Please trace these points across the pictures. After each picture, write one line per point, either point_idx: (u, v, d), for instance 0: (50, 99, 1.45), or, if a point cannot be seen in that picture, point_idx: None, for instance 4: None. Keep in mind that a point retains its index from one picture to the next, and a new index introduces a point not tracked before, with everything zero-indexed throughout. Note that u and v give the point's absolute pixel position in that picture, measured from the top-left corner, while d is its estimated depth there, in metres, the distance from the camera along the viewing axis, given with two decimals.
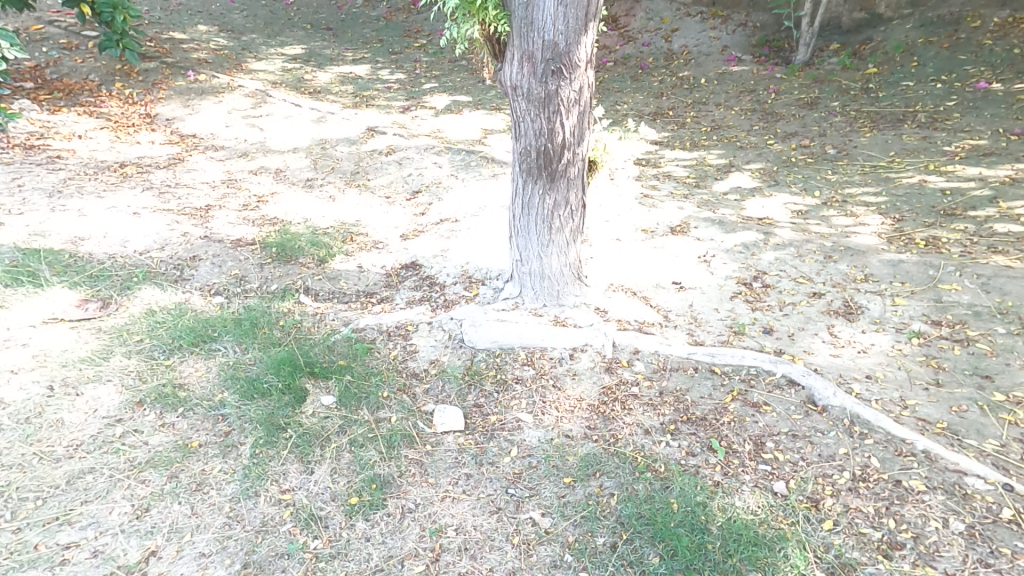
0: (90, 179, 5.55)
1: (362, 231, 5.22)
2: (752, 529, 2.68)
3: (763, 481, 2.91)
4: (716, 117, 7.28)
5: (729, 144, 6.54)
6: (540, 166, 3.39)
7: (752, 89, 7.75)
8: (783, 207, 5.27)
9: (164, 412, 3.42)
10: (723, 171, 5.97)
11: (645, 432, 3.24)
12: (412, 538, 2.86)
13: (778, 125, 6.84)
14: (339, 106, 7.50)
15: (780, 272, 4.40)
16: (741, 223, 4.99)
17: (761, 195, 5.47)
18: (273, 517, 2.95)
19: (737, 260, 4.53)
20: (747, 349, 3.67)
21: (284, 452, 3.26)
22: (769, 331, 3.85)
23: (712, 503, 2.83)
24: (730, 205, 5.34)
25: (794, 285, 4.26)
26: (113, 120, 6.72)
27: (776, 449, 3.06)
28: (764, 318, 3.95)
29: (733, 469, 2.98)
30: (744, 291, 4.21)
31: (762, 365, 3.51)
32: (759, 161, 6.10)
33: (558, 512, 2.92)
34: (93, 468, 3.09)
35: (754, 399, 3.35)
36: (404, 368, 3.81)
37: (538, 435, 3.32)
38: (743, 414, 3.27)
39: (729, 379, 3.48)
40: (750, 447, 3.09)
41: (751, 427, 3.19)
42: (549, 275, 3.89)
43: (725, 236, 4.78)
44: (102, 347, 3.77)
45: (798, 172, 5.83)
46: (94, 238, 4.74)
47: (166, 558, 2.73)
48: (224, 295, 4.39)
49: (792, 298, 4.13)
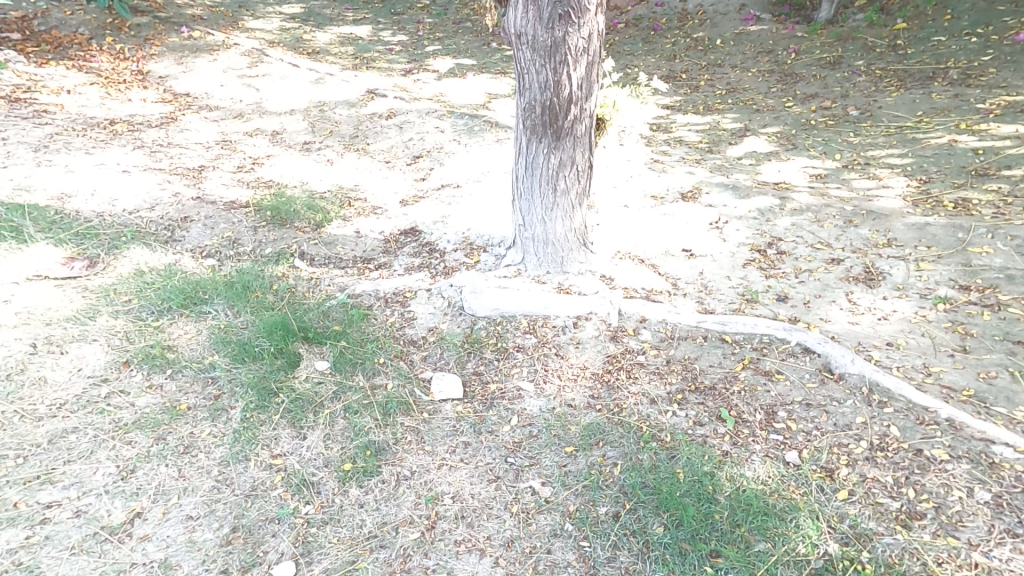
0: (78, 135, 5.36)
1: (360, 196, 5.06)
2: (762, 499, 2.57)
3: (774, 451, 2.80)
4: (732, 79, 7.05)
5: (744, 107, 6.33)
6: (545, 122, 3.22)
7: (771, 49, 7.50)
8: (801, 170, 5.09)
9: (151, 373, 3.31)
10: (738, 135, 5.77)
11: (651, 402, 3.12)
12: (407, 504, 2.77)
13: (796, 87, 6.61)
14: (338, 68, 7.26)
15: (797, 238, 4.24)
16: (756, 188, 4.83)
17: (778, 158, 5.29)
18: (264, 481, 2.85)
19: (751, 226, 4.37)
20: (759, 317, 3.54)
21: (276, 417, 3.15)
22: (784, 299, 3.71)
23: (720, 473, 2.71)
24: (744, 170, 5.16)
25: (810, 252, 4.11)
26: (103, 76, 6.51)
27: (788, 419, 2.94)
28: (779, 285, 3.82)
29: (743, 439, 2.87)
30: (758, 259, 4.06)
31: (776, 333, 3.38)
32: (776, 125, 5.90)
33: (559, 481, 2.81)
34: (77, 427, 2.98)
35: (766, 367, 3.23)
36: (402, 335, 3.68)
37: (539, 404, 3.21)
38: (755, 383, 3.15)
39: (740, 347, 3.36)
40: (761, 416, 2.97)
41: (763, 396, 3.07)
42: (553, 241, 3.73)
43: (738, 203, 4.62)
44: (89, 305, 3.64)
45: (817, 135, 5.63)
46: (82, 195, 4.58)
47: (151, 520, 2.63)
48: (216, 258, 4.26)
49: (809, 265, 3.99)
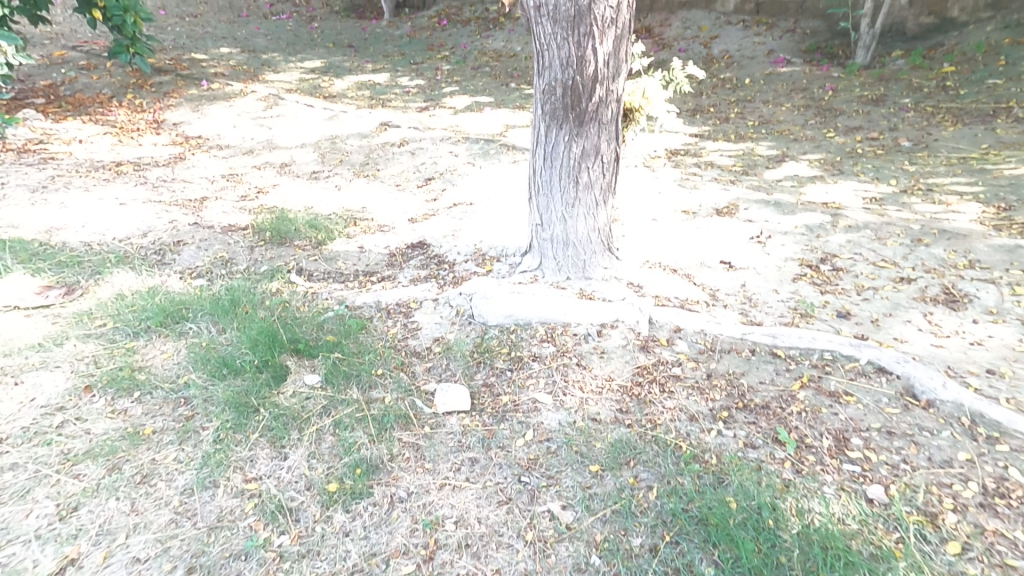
0: (81, 176, 5.27)
1: (367, 217, 4.82)
2: (842, 540, 2.00)
3: (852, 484, 2.25)
4: (765, 112, 6.91)
5: (780, 137, 6.13)
6: (567, 105, 2.99)
7: (805, 87, 7.42)
8: (853, 192, 4.75)
9: (116, 398, 2.90)
10: (775, 161, 5.51)
11: (691, 418, 2.61)
12: (400, 532, 2.26)
13: (837, 120, 6.42)
14: (354, 107, 7.35)
15: (854, 255, 3.84)
16: (802, 206, 4.50)
17: (824, 182, 4.97)
18: (232, 510, 2.37)
19: (799, 242, 3.99)
20: (819, 332, 3.06)
21: (253, 437, 2.69)
22: (844, 315, 3.26)
23: (784, 505, 2.15)
24: (786, 190, 4.83)
25: (873, 270, 3.69)
26: (118, 126, 6.57)
27: (865, 447, 2.40)
28: (838, 301, 3.37)
29: (807, 468, 2.32)
30: (810, 274, 3.64)
31: (840, 349, 2.90)
32: (818, 153, 5.63)
33: (582, 504, 2.28)
34: (16, 463, 2.55)
35: (831, 388, 2.72)
36: (404, 346, 3.24)
37: (560, 419, 2.70)
38: (817, 404, 2.63)
39: (796, 364, 2.87)
40: (830, 442, 2.44)
41: (830, 419, 2.55)
42: (574, 242, 3.40)
43: (782, 219, 4.28)
44: (58, 332, 3.30)
45: (867, 163, 5.33)
46: (72, 228, 4.38)
47: (88, 567, 2.16)
48: (206, 278, 3.95)
49: (872, 283, 3.56)
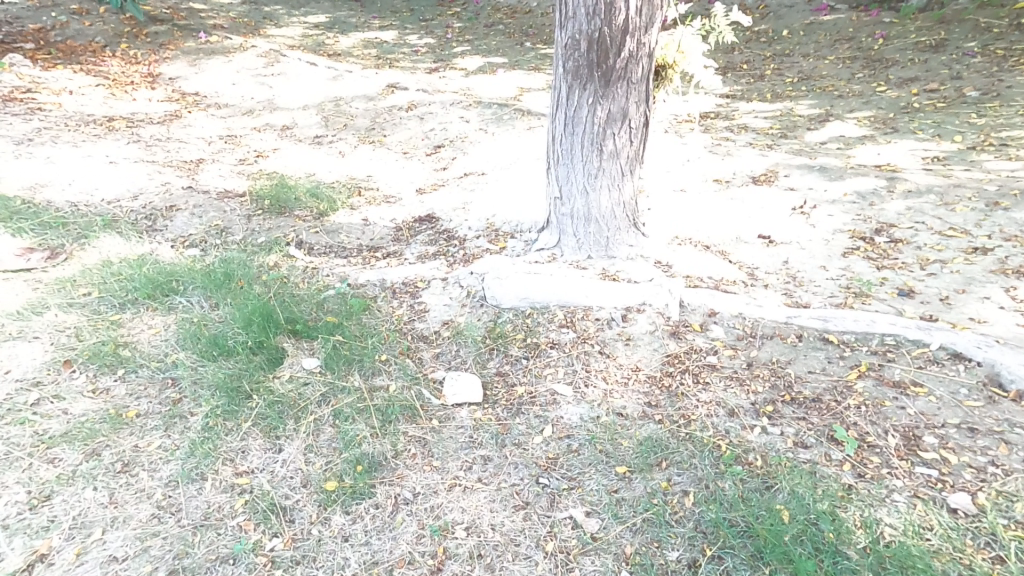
0: (69, 130, 5.02)
1: (372, 186, 4.56)
2: (923, 559, 1.76)
3: (926, 491, 2.00)
4: (805, 67, 6.48)
5: (823, 94, 5.74)
6: (592, 61, 2.74)
7: (851, 36, 6.81)
8: (909, 153, 4.33)
9: (98, 375, 2.73)
10: (818, 120, 5.17)
11: (731, 414, 2.38)
12: (406, 538, 2.07)
13: (888, 72, 5.90)
14: (360, 67, 7.03)
15: (915, 224, 3.50)
16: (852, 169, 4.16)
17: (875, 142, 4.58)
18: (221, 507, 2.20)
19: (849, 211, 3.68)
20: (878, 314, 2.75)
21: (245, 425, 2.51)
22: (908, 293, 2.94)
23: (849, 515, 1.93)
24: (831, 153, 4.52)
25: (939, 240, 3.33)
26: (111, 78, 6.30)
27: (942, 447, 2.14)
28: (898, 278, 3.07)
29: (872, 472, 2.09)
30: (863, 248, 3.33)
31: (905, 333, 2.58)
32: (867, 109, 5.23)
33: (609, 511, 2.07)
34: None
35: (896, 377, 2.44)
36: (410, 329, 3.02)
37: (580, 413, 2.48)
38: (879, 397, 2.37)
39: (852, 350, 2.58)
40: (898, 441, 2.18)
41: (895, 414, 2.29)
42: (596, 217, 3.14)
43: (828, 185, 3.99)
44: (38, 299, 3.12)
45: (925, 117, 4.89)
46: (57, 185, 4.14)
47: (59, 565, 2.01)
48: (200, 248, 3.72)
49: (940, 255, 3.21)
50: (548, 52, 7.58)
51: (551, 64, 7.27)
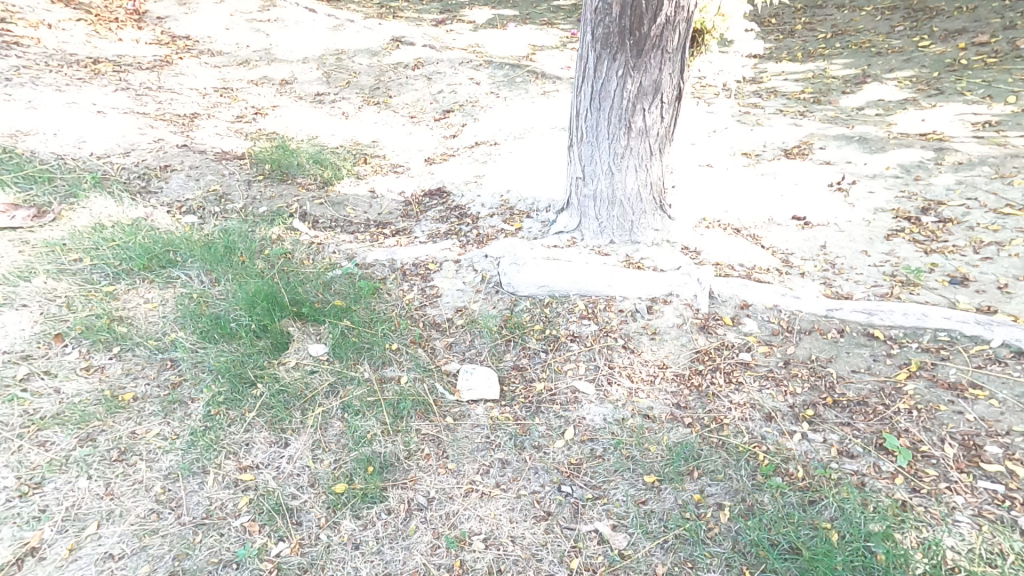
0: (52, 72, 4.70)
1: (378, 153, 4.31)
2: None
3: (992, 510, 1.85)
4: (839, 20, 6.06)
5: (859, 51, 5.39)
6: (624, 28, 2.47)
7: None
8: (955, 118, 4.06)
9: (92, 352, 2.58)
10: (854, 83, 4.86)
11: (767, 419, 2.23)
12: (420, 549, 1.96)
13: (932, 23, 5.46)
14: (362, 16, 6.60)
15: (966, 201, 3.25)
16: (894, 139, 3.89)
17: (919, 107, 4.28)
18: (223, 505, 2.08)
19: (892, 188, 3.44)
20: (929, 306, 2.55)
21: (250, 416, 2.37)
22: (960, 280, 2.73)
23: (907, 538, 1.78)
24: (870, 120, 4.24)
25: (994, 218, 3.09)
26: (93, 13, 6.01)
27: (1006, 458, 1.98)
28: (948, 263, 2.84)
29: (929, 486, 1.93)
30: (908, 229, 3.10)
31: (961, 329, 2.39)
32: (909, 69, 4.88)
33: (638, 526, 1.96)
34: None
35: (952, 379, 2.26)
36: (421, 315, 2.85)
37: (604, 414, 2.34)
38: (933, 400, 2.19)
39: (901, 348, 2.40)
40: (958, 452, 2.02)
41: (952, 420, 2.12)
42: (621, 200, 2.92)
43: (868, 158, 3.73)
44: (24, 263, 2.93)
45: (973, 77, 4.55)
46: (41, 134, 3.88)
47: (51, 561, 1.89)
48: (198, 215, 3.51)
49: (996, 236, 2.96)
50: (562, 5, 7.15)
51: (564, 16, 6.84)
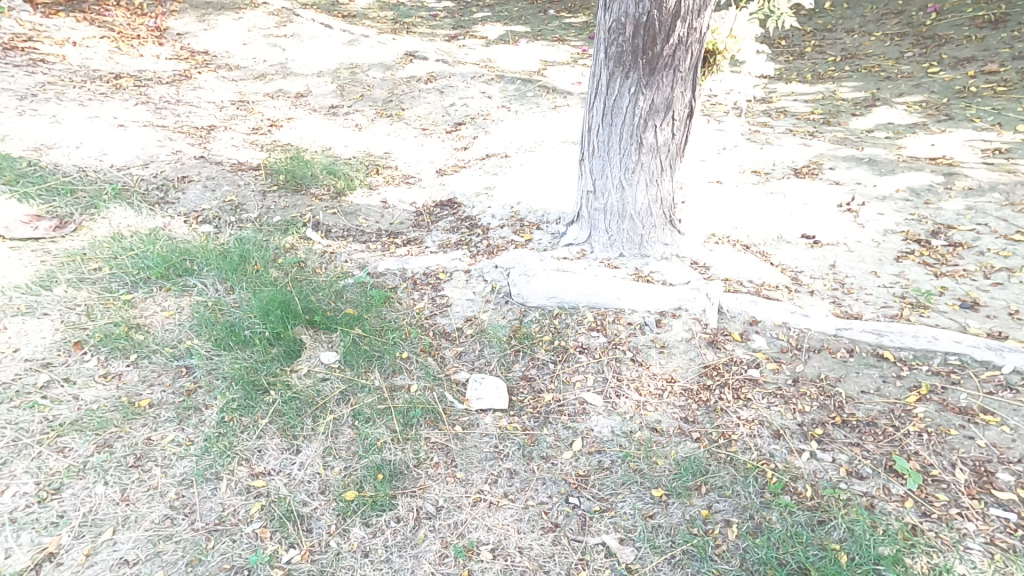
0: (75, 86, 4.83)
1: (390, 164, 4.37)
2: None
3: (1003, 538, 1.83)
4: (849, 44, 6.11)
5: (868, 75, 5.43)
6: (637, 47, 2.52)
7: (901, 9, 6.27)
8: (964, 144, 4.07)
9: (110, 359, 2.62)
10: (863, 105, 4.90)
11: (775, 436, 2.23)
12: (429, 558, 1.97)
13: (942, 50, 5.49)
14: (376, 32, 6.71)
15: (977, 226, 3.25)
16: (904, 162, 3.91)
17: (929, 131, 4.30)
18: (236, 512, 2.10)
19: (901, 210, 3.46)
20: (940, 329, 2.55)
21: (262, 422, 2.40)
22: (970, 304, 2.74)
23: (917, 563, 1.77)
24: (880, 143, 4.26)
25: (1004, 244, 3.09)
26: (116, 31, 6.17)
27: (1017, 486, 1.97)
28: (958, 287, 2.85)
29: (939, 511, 1.92)
30: (918, 251, 3.11)
31: (973, 353, 2.38)
32: (918, 94, 4.91)
33: (646, 540, 1.96)
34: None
35: (962, 404, 2.25)
36: (431, 325, 2.88)
37: (612, 426, 2.36)
38: (943, 424, 2.19)
39: (911, 370, 2.40)
40: (968, 477, 2.01)
41: (962, 445, 2.11)
42: (631, 214, 2.96)
43: (878, 180, 3.76)
44: (46, 272, 3.00)
45: (982, 104, 4.57)
46: (64, 147, 3.97)
47: (68, 566, 1.92)
48: (214, 225, 3.57)
49: (1006, 262, 2.97)
50: (573, 22, 7.24)
51: (575, 33, 6.93)
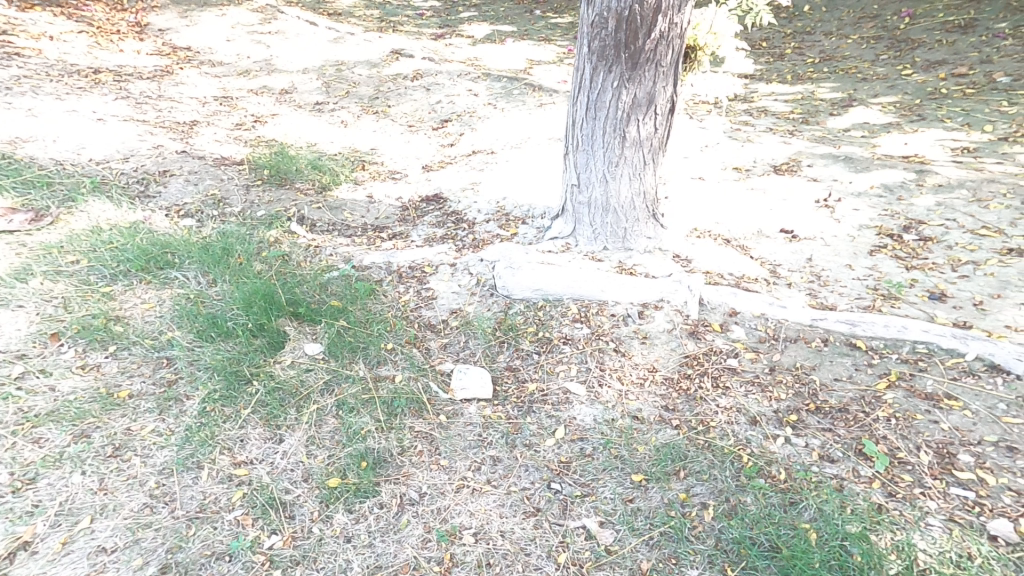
0: (53, 80, 4.78)
1: (376, 160, 4.39)
2: None
3: (963, 515, 1.91)
4: (827, 46, 6.24)
5: (846, 76, 5.56)
6: (620, 42, 2.57)
7: (876, 13, 6.42)
8: (935, 143, 4.19)
9: (88, 351, 2.62)
10: (841, 106, 5.01)
11: (752, 422, 2.30)
12: (411, 542, 2.00)
13: (914, 53, 5.64)
14: (361, 30, 6.73)
15: (946, 221, 3.36)
16: (878, 160, 4.02)
17: (902, 131, 4.42)
18: (218, 499, 2.11)
19: (875, 205, 3.56)
20: (908, 319, 2.64)
21: (246, 412, 2.41)
22: (938, 296, 2.83)
23: (881, 540, 1.84)
24: (856, 142, 4.37)
25: (971, 239, 3.20)
26: (95, 26, 6.11)
27: (977, 467, 2.05)
28: (928, 280, 2.94)
29: (904, 491, 1.99)
30: (890, 245, 3.21)
31: (939, 341, 2.46)
32: (893, 95, 5.05)
33: (624, 523, 2.01)
34: None
35: (928, 389, 2.33)
36: (417, 317, 2.91)
37: (594, 414, 2.40)
38: (910, 409, 2.27)
39: (881, 358, 2.47)
40: (931, 459, 2.09)
41: (928, 429, 2.19)
42: (615, 208, 3.01)
43: (853, 177, 3.85)
44: (21, 265, 2.98)
45: (953, 105, 4.71)
46: (41, 141, 3.94)
47: (44, 554, 1.91)
48: (196, 218, 3.57)
49: (972, 256, 3.07)
50: (559, 23, 7.31)
51: (561, 33, 6.99)
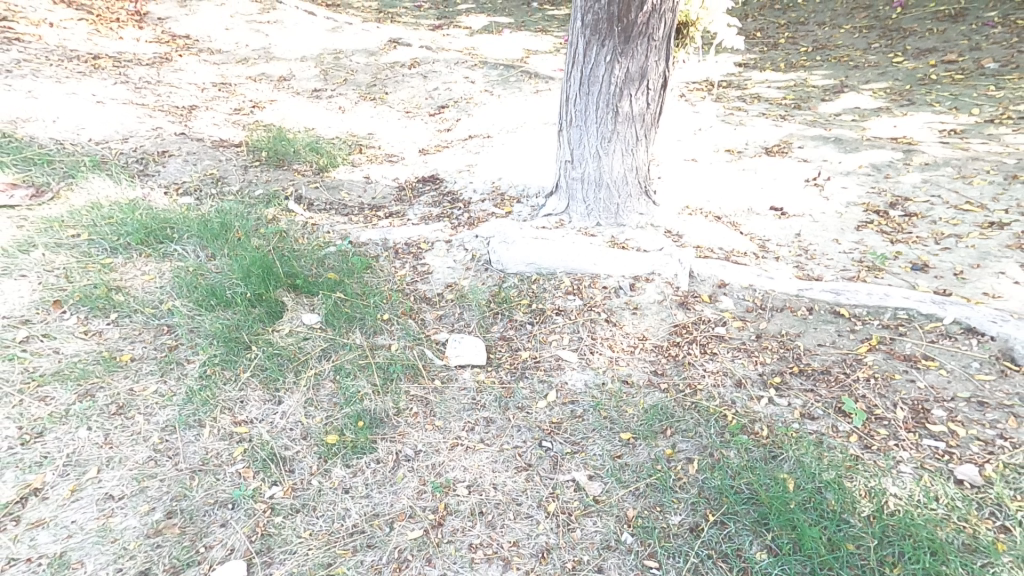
0: (52, 64, 4.83)
1: (374, 144, 4.47)
2: (928, 529, 1.76)
3: (933, 463, 2.00)
4: (820, 36, 6.35)
5: (838, 64, 5.67)
6: (613, 15, 2.66)
7: (868, 4, 6.54)
8: (924, 125, 4.30)
9: (90, 317, 2.68)
10: (832, 92, 5.12)
11: (738, 384, 2.38)
12: (407, 494, 2.07)
13: (906, 42, 5.75)
14: (360, 20, 6.81)
15: (931, 198, 3.46)
16: (867, 142, 4.13)
17: (892, 115, 4.52)
18: (219, 454, 2.18)
19: (864, 184, 3.65)
20: (891, 287, 2.73)
21: (245, 376, 2.48)
22: (921, 267, 2.92)
23: (855, 486, 1.93)
24: (846, 125, 4.47)
25: (954, 214, 3.30)
26: (95, 14, 6.17)
27: (950, 420, 2.14)
28: (912, 252, 3.03)
29: (879, 443, 2.08)
30: (876, 221, 3.30)
31: (919, 307, 2.55)
32: (884, 81, 5.16)
33: (612, 476, 2.09)
34: None
35: (907, 351, 2.42)
36: (413, 290, 2.98)
37: (586, 379, 2.48)
38: (889, 369, 2.36)
39: (863, 324, 2.57)
40: (906, 414, 2.18)
41: (905, 387, 2.28)
42: (608, 182, 3.10)
43: (843, 157, 3.95)
44: (24, 237, 3.04)
45: (942, 90, 4.82)
46: (41, 121, 4.00)
47: (53, 500, 1.98)
48: (195, 196, 3.64)
49: (955, 229, 3.17)
50: (555, 14, 7.40)
51: (557, 25, 7.08)
